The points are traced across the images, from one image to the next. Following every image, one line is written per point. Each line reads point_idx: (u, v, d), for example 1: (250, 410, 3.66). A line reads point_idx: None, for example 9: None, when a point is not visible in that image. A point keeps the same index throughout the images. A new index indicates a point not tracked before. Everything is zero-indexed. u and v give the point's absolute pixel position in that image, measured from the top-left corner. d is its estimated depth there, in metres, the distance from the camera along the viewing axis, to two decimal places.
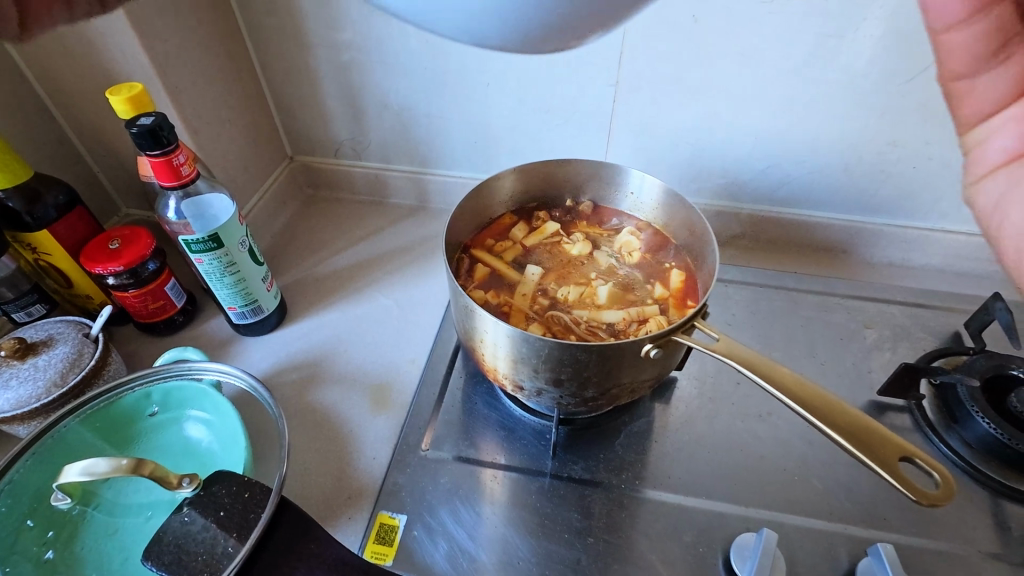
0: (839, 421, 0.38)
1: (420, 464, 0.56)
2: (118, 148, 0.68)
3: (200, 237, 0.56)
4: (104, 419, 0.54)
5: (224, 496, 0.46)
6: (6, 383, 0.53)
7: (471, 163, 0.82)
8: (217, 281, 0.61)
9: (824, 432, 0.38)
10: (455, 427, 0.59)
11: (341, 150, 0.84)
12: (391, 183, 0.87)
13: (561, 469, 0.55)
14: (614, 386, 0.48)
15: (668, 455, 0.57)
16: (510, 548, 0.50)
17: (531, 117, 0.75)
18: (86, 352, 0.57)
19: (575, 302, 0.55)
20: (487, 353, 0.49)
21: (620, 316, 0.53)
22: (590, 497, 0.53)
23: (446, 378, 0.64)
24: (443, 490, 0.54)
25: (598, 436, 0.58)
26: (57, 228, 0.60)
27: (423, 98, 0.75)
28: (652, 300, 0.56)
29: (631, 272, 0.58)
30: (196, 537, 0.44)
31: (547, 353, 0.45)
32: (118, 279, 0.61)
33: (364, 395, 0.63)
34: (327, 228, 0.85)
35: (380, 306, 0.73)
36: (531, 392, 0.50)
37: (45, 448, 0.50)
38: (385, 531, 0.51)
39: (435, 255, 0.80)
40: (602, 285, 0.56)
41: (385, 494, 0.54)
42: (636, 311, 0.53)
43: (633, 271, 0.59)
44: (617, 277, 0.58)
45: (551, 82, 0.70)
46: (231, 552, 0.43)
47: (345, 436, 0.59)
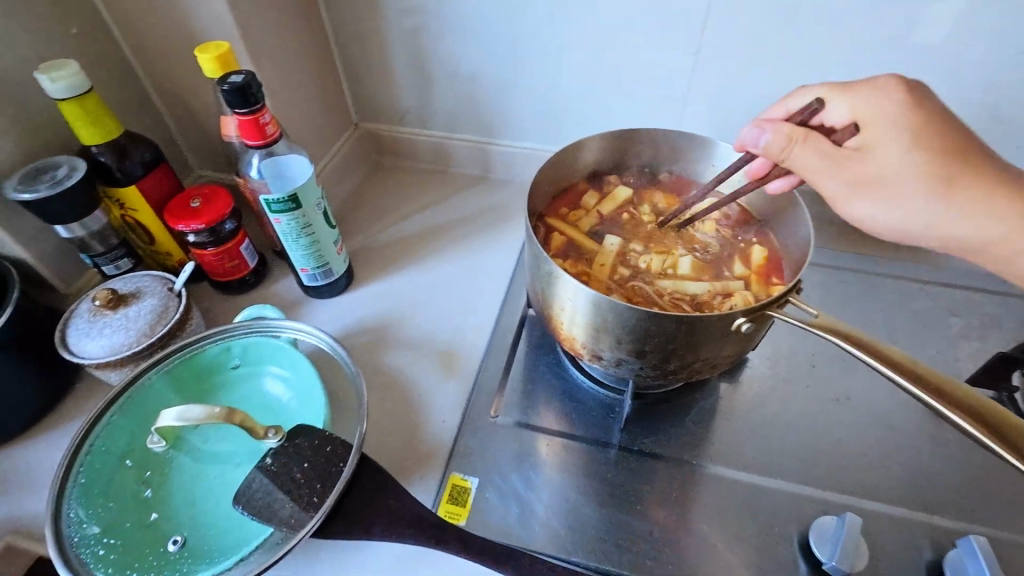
0: (961, 404, 0.37)
1: (490, 428, 0.57)
2: (197, 109, 0.70)
3: (279, 197, 0.58)
4: (189, 370, 0.57)
5: (307, 448, 0.48)
6: (101, 331, 0.56)
7: (537, 133, 0.81)
8: (293, 242, 0.62)
9: (942, 415, 0.35)
10: (524, 396, 0.59)
11: (406, 117, 0.84)
12: (454, 152, 0.86)
13: (631, 441, 0.55)
14: (695, 360, 0.47)
15: (741, 434, 0.56)
16: (581, 516, 0.51)
17: (601, 86, 0.73)
18: (171, 306, 0.59)
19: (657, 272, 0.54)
20: (565, 321, 0.49)
21: (705, 290, 0.51)
22: (661, 471, 0.53)
23: (513, 346, 0.64)
24: (513, 455, 0.55)
25: (669, 412, 0.57)
26: (143, 185, 0.62)
27: (493, 66, 0.74)
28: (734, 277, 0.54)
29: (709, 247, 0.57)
30: (282, 485, 0.46)
31: (633, 324, 0.44)
32: (198, 237, 0.64)
33: (432, 360, 0.64)
34: (390, 195, 0.85)
35: (446, 273, 0.74)
36: (608, 363, 0.49)
37: (141, 393, 0.54)
38: (457, 492, 0.52)
39: (498, 225, 0.79)
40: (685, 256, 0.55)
41: (457, 456, 0.55)
42: (721, 284, 0.52)
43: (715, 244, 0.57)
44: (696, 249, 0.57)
45: (624, 50, 0.68)
46: (317, 503, 0.45)
47: (415, 399, 0.60)
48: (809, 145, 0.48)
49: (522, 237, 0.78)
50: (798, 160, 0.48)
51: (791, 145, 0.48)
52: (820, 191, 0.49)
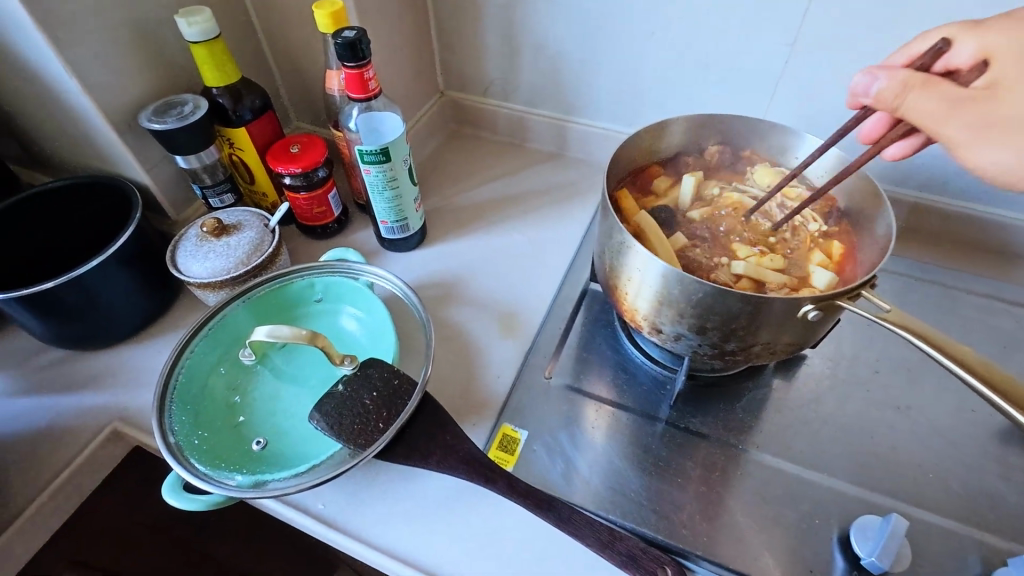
0: None
1: (543, 387, 0.60)
2: (303, 64, 0.75)
3: (372, 149, 0.62)
4: (277, 298, 0.62)
5: (377, 379, 0.53)
6: (206, 255, 0.62)
7: (617, 115, 0.81)
8: (378, 194, 0.67)
9: (1015, 421, 0.35)
10: (578, 362, 0.62)
11: (491, 89, 0.87)
12: (533, 127, 0.88)
13: (679, 419, 0.57)
14: (756, 344, 0.47)
15: (792, 427, 0.56)
16: (622, 480, 0.53)
17: (689, 72, 0.73)
18: (266, 240, 0.64)
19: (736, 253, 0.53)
20: (630, 292, 0.51)
21: (753, 271, 0.51)
22: (707, 450, 0.55)
23: (572, 316, 0.66)
24: (562, 415, 0.57)
25: (719, 396, 0.58)
26: (252, 128, 0.68)
27: (583, 45, 0.76)
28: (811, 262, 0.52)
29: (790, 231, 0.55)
30: (352, 407, 0.51)
31: (700, 299, 0.45)
32: (293, 180, 0.69)
33: (493, 320, 0.67)
34: (467, 163, 0.89)
35: (513, 241, 0.77)
36: (668, 337, 0.51)
37: (238, 310, 0.60)
38: (507, 441, 0.55)
39: (568, 201, 0.81)
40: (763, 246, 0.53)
41: (509, 409, 0.58)
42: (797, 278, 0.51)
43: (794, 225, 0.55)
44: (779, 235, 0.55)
45: (717, 36, 0.68)
46: (382, 428, 0.50)
47: (475, 353, 0.64)
48: (930, 89, 0.42)
49: (590, 215, 0.79)
50: (919, 107, 0.42)
51: (907, 90, 0.43)
52: (945, 140, 0.43)
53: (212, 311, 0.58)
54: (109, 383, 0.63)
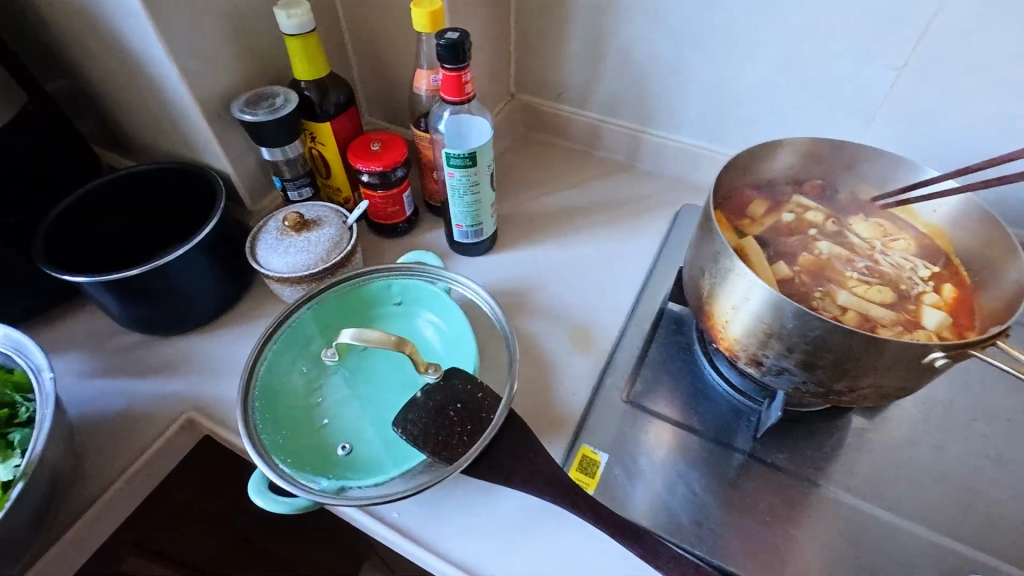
0: None
1: (621, 408, 0.58)
2: (387, 61, 0.75)
3: (460, 152, 0.61)
4: (354, 297, 0.62)
5: (461, 390, 0.52)
6: (287, 250, 0.62)
7: (698, 128, 0.80)
8: (458, 198, 0.66)
9: None
10: (656, 382, 0.60)
11: (566, 95, 0.86)
12: (606, 136, 0.87)
13: (765, 453, 0.54)
14: (866, 387, 0.45)
15: (884, 472, 0.53)
16: (705, 512, 0.51)
17: (782, 90, 0.71)
18: (344, 237, 0.64)
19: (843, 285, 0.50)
20: (732, 320, 0.49)
21: (857, 302, 0.48)
22: (795, 489, 0.52)
23: (650, 334, 0.64)
24: (641, 438, 0.56)
25: (806, 432, 0.55)
26: (334, 123, 0.67)
27: (672, 55, 0.74)
28: (924, 304, 0.49)
29: (900, 266, 0.51)
30: (436, 418, 0.50)
31: (817, 336, 0.43)
32: (371, 178, 0.68)
33: (567, 333, 0.66)
34: (536, 168, 0.88)
35: (586, 252, 0.75)
36: (767, 371, 0.48)
37: (319, 307, 0.60)
38: (587, 462, 0.54)
39: (641, 214, 0.80)
40: (873, 281, 0.50)
41: (587, 429, 0.57)
42: (907, 316, 0.48)
43: (904, 260, 0.52)
44: (888, 270, 0.51)
45: (818, 54, 0.66)
46: (466, 443, 0.49)
47: (549, 366, 0.63)
48: None
49: (663, 231, 0.77)
50: None
51: None
52: None
53: (293, 306, 0.58)
54: (183, 370, 0.63)
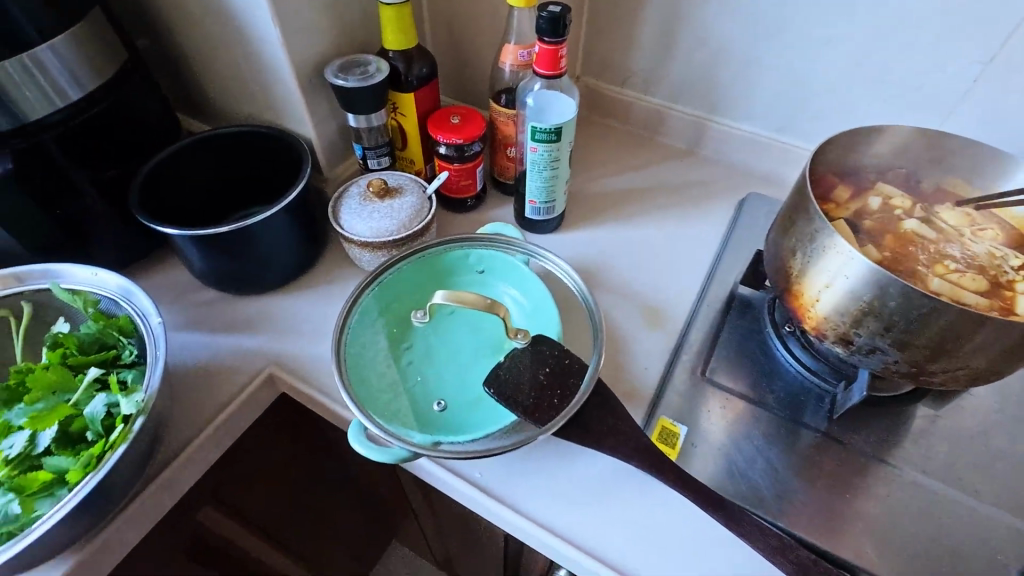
0: None
1: (697, 384, 0.59)
2: (464, 37, 0.76)
3: (545, 127, 0.62)
4: (434, 264, 0.63)
5: (549, 355, 0.53)
6: (371, 215, 0.63)
7: (768, 118, 0.80)
8: (536, 172, 0.67)
9: None
10: (731, 361, 0.61)
11: (632, 80, 0.87)
12: (669, 122, 0.87)
13: (841, 434, 0.55)
14: (960, 368, 0.46)
15: (961, 457, 0.54)
16: (785, 487, 0.52)
17: (858, 81, 0.72)
18: (425, 206, 0.65)
19: (935, 270, 0.51)
20: (825, 298, 0.49)
21: (951, 289, 0.49)
22: (873, 469, 0.53)
23: (721, 315, 0.65)
24: (719, 413, 0.57)
25: (881, 415, 0.56)
26: (417, 94, 0.68)
27: (748, 43, 0.75)
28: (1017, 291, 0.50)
29: (993, 253, 0.52)
30: (528, 381, 0.51)
31: (920, 315, 0.44)
32: (448, 150, 0.70)
33: (638, 311, 0.67)
34: (598, 151, 0.88)
35: (652, 234, 0.76)
36: (857, 350, 0.49)
37: (403, 270, 0.62)
38: (667, 433, 0.55)
39: (704, 200, 0.80)
40: (966, 267, 0.51)
41: (665, 403, 0.58)
42: (1002, 303, 0.49)
43: (995, 248, 0.53)
44: (980, 257, 0.52)
45: (901, 46, 0.67)
46: (557, 406, 0.50)
47: (622, 341, 0.64)
48: None
49: (728, 217, 0.78)
50: None
51: None
52: None
53: (381, 267, 0.59)
54: (261, 328, 0.64)
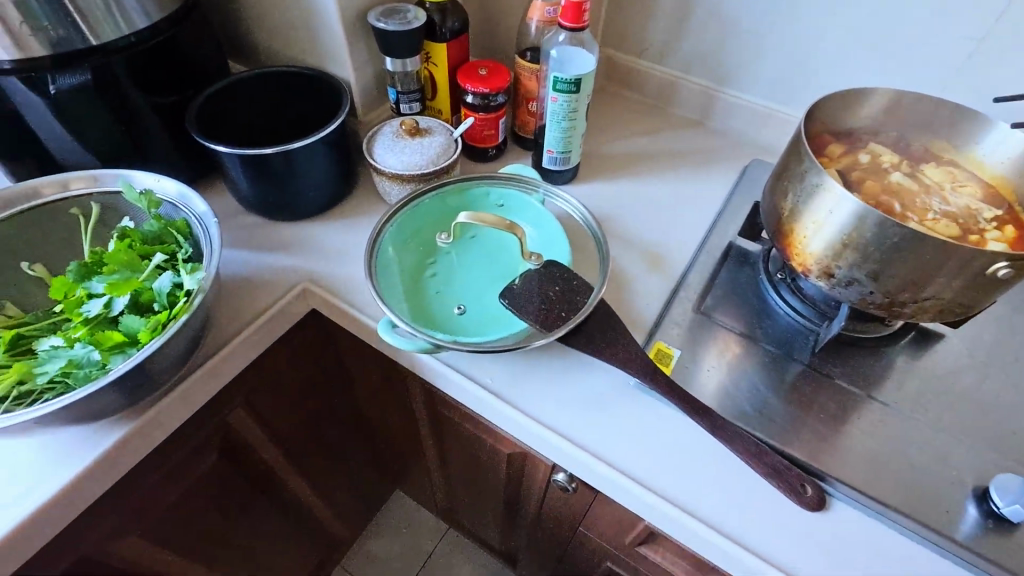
0: None
1: (693, 317, 0.65)
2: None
3: (566, 77, 0.67)
4: (457, 199, 0.69)
5: (560, 276, 0.58)
6: (403, 150, 0.69)
7: (776, 90, 0.85)
8: (555, 123, 0.72)
9: None
10: (724, 300, 0.67)
11: (648, 51, 0.92)
12: (682, 92, 0.92)
13: (821, 365, 0.61)
14: (927, 299, 0.51)
15: (930, 392, 0.59)
16: (767, 407, 0.58)
17: (860, 56, 0.77)
18: (452, 147, 0.70)
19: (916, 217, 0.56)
20: (813, 235, 0.55)
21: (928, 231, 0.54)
22: (847, 396, 0.59)
23: (719, 262, 0.71)
24: (710, 343, 0.63)
25: (858, 353, 0.62)
26: (449, 45, 0.73)
27: (759, 17, 0.80)
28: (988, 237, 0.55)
29: (966, 205, 0.58)
30: (538, 295, 0.57)
31: (892, 245, 0.49)
32: (475, 100, 0.75)
33: (643, 255, 0.72)
34: (612, 117, 0.94)
35: (659, 191, 0.81)
36: (837, 283, 0.55)
37: (431, 200, 0.68)
38: (662, 354, 0.61)
39: (710, 165, 0.86)
40: (942, 215, 0.56)
41: (663, 331, 0.64)
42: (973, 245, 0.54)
43: (971, 202, 0.58)
44: (957, 208, 0.57)
45: (901, 22, 0.72)
46: (563, 317, 0.55)
47: (626, 280, 0.69)
48: None
49: (731, 181, 0.83)
50: None
51: None
52: None
53: (411, 195, 0.66)
54: (297, 251, 0.70)
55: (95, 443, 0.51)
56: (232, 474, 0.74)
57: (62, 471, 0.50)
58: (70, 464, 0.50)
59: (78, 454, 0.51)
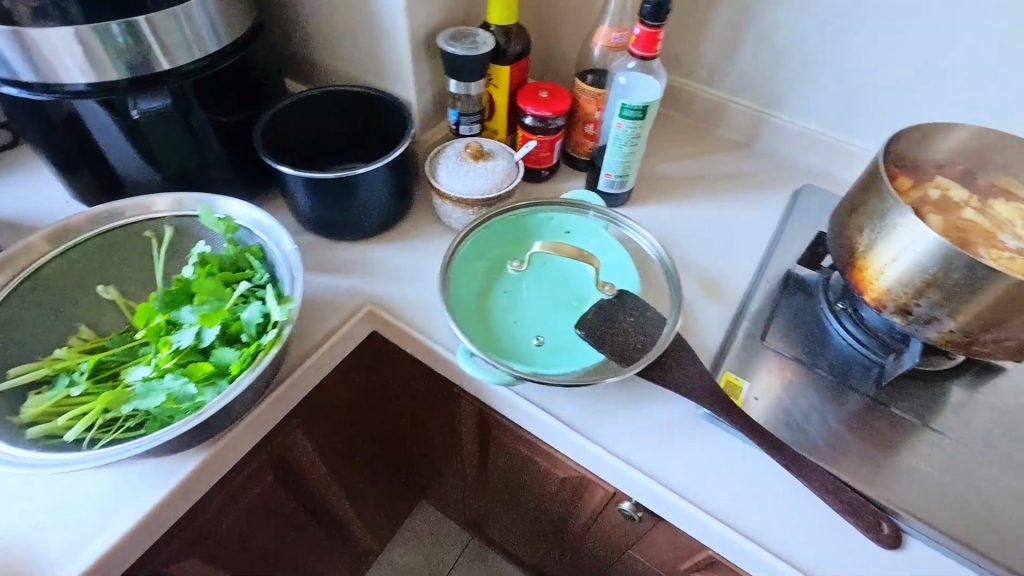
0: None
1: (756, 347, 0.65)
2: (554, 21, 0.81)
3: (633, 104, 0.67)
4: (522, 225, 0.69)
5: (635, 306, 0.59)
6: (467, 173, 0.69)
7: (827, 116, 0.86)
8: (616, 147, 0.72)
9: None
10: (788, 331, 0.67)
11: (698, 73, 0.92)
12: (730, 115, 0.93)
13: (888, 399, 0.61)
14: (1010, 338, 0.52)
15: (997, 429, 0.59)
16: (838, 443, 0.58)
17: (917, 86, 0.77)
18: (515, 171, 0.70)
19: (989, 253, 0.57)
20: (895, 272, 0.54)
21: None
22: (915, 430, 0.59)
23: (781, 290, 0.71)
24: (777, 376, 0.63)
25: (924, 386, 0.62)
26: (512, 68, 0.74)
27: (815, 45, 0.80)
28: None
29: None
30: (614, 326, 0.57)
31: (978, 286, 0.49)
32: (534, 122, 0.75)
33: (700, 283, 0.72)
34: (660, 138, 0.94)
35: (713, 216, 0.81)
36: (915, 320, 0.55)
37: (497, 225, 0.68)
38: (730, 386, 0.62)
39: (760, 189, 0.86)
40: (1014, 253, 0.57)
41: (727, 359, 0.64)
42: None
43: None
44: None
45: (961, 55, 0.73)
46: (640, 350, 0.56)
47: (688, 307, 0.69)
48: None
49: (783, 206, 0.83)
50: None
51: None
52: None
53: (478, 220, 0.67)
54: (357, 271, 0.70)
55: (173, 470, 0.51)
56: (284, 492, 0.74)
57: (144, 498, 0.49)
58: (152, 491, 0.50)
59: (159, 481, 0.51)
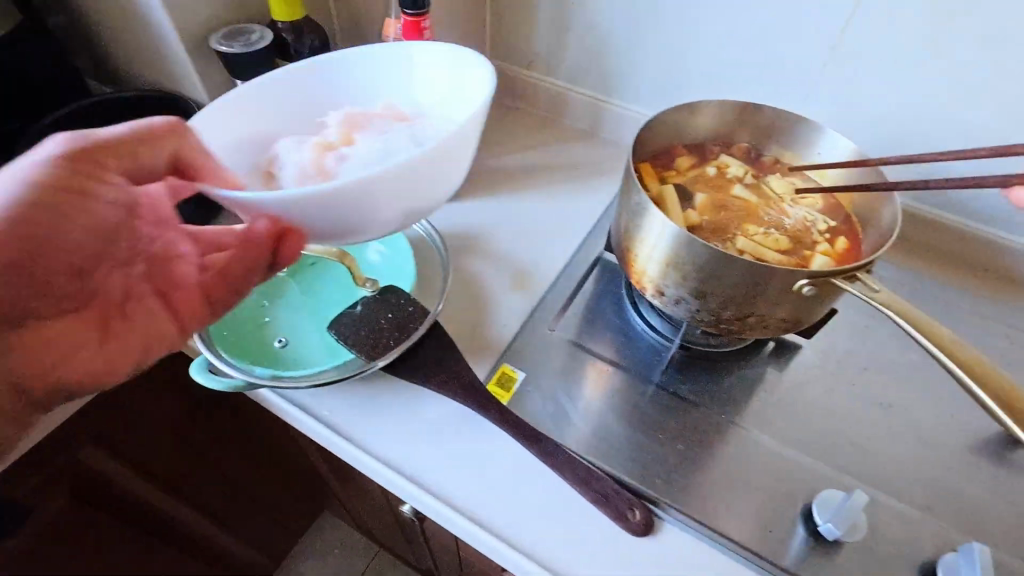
0: (993, 388, 0.39)
1: (544, 338, 0.64)
2: (366, 16, 0.80)
3: None
4: None
5: (395, 301, 0.57)
6: None
7: (657, 101, 0.85)
8: None
9: (966, 389, 0.39)
10: (581, 320, 0.66)
11: (535, 63, 0.91)
12: (570, 104, 0.91)
13: (669, 384, 0.60)
14: (750, 315, 0.51)
15: (776, 408, 0.59)
16: (608, 432, 0.57)
17: (729, 66, 0.77)
18: None
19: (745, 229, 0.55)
20: (643, 254, 0.53)
21: (753, 247, 0.53)
22: (690, 414, 0.58)
23: (583, 279, 0.70)
24: (559, 366, 0.61)
25: (709, 368, 0.61)
26: None
27: (631, 29, 0.79)
28: (816, 250, 0.55)
29: (801, 218, 0.57)
30: (368, 323, 0.55)
31: (703, 261, 0.48)
32: None
33: (510, 275, 0.70)
34: (503, 130, 0.92)
35: (538, 206, 0.80)
36: (669, 301, 0.54)
37: None
38: (505, 378, 0.60)
39: (594, 177, 0.85)
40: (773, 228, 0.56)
41: (512, 351, 0.62)
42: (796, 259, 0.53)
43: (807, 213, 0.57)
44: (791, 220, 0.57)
45: (761, 32, 0.72)
46: (390, 346, 0.54)
47: (486, 300, 0.68)
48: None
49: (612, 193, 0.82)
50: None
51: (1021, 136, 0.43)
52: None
53: None
54: None
55: None
56: None
57: None
58: None
59: None
